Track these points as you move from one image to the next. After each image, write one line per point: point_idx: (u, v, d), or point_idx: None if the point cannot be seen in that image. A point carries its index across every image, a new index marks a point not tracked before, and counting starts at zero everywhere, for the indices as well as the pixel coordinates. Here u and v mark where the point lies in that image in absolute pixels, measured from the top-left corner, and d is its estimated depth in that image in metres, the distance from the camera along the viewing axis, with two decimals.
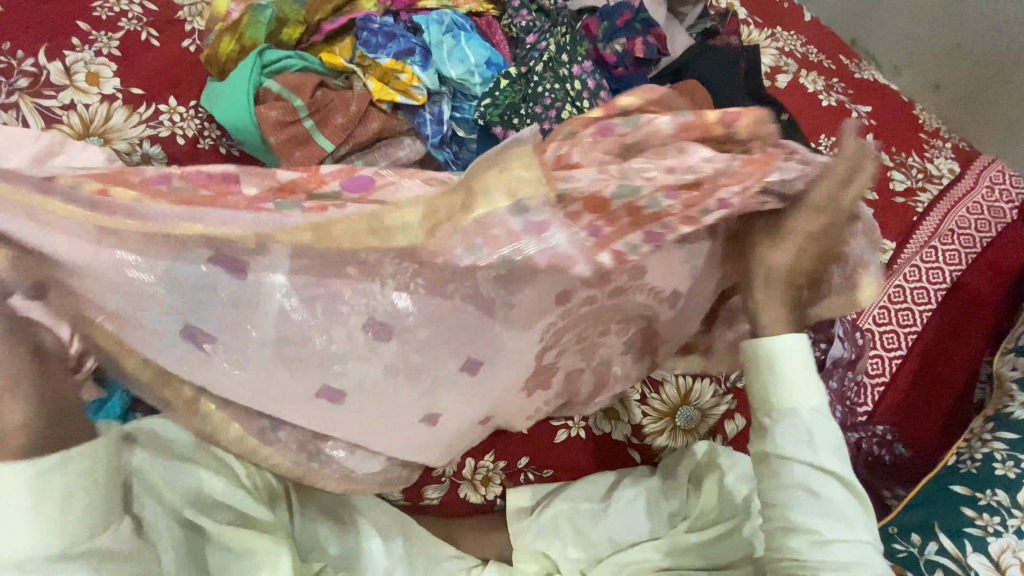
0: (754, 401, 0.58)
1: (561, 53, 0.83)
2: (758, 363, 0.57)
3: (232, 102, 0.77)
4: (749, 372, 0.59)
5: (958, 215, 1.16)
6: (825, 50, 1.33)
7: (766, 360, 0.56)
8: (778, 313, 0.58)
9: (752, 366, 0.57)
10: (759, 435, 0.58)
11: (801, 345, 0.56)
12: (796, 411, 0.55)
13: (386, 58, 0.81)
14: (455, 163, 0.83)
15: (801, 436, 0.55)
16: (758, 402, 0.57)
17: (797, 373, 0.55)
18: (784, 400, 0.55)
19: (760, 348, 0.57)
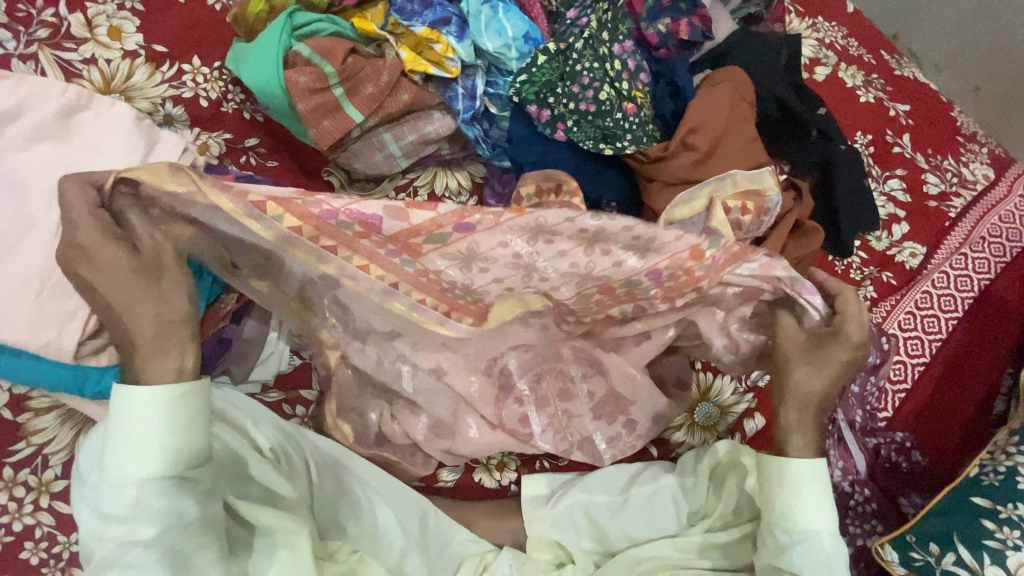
0: (770, 515, 0.58)
1: (603, 31, 0.80)
2: (777, 477, 0.58)
3: (261, 64, 0.74)
4: (766, 481, 0.59)
5: (991, 223, 1.13)
6: (867, 44, 1.28)
7: (790, 476, 0.58)
8: (805, 428, 0.59)
9: (770, 479, 0.58)
10: (769, 551, 0.59)
11: (818, 466, 0.58)
12: (819, 534, 0.55)
13: (421, 26, 0.78)
14: (484, 141, 0.84)
15: (815, 560, 0.56)
16: (774, 517, 0.58)
17: (820, 493, 0.56)
18: (805, 521, 0.56)
19: (780, 462, 0.58)
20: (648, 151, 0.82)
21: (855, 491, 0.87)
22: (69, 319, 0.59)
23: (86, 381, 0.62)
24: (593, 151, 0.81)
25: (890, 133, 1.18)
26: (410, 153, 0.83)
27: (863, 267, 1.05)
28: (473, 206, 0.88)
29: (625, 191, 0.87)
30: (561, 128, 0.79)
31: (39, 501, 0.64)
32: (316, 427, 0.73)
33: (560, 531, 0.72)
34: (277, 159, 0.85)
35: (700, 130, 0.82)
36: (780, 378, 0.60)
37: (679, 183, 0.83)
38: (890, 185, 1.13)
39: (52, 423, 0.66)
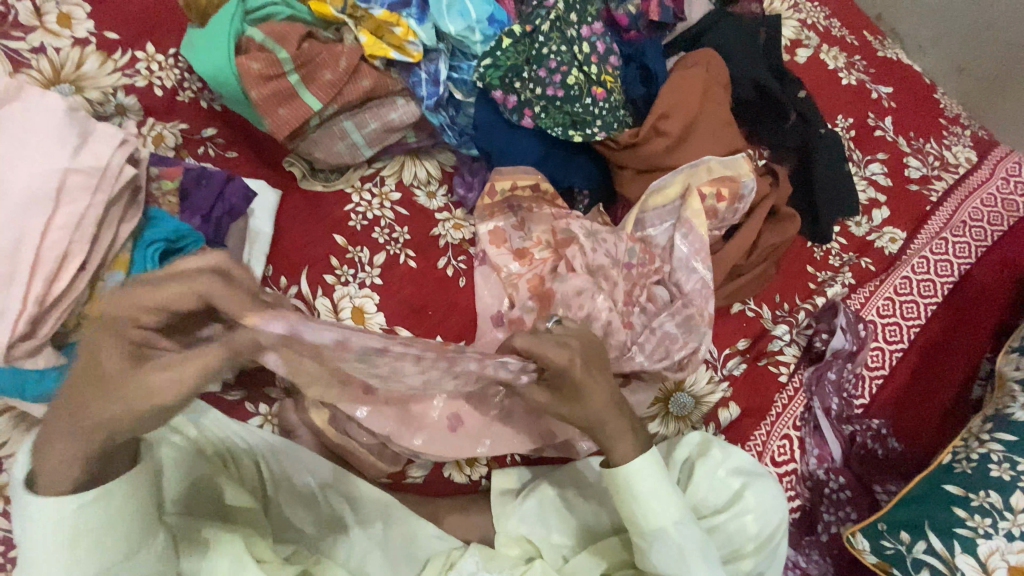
0: (626, 524, 0.63)
1: (570, 13, 0.77)
2: (617, 489, 0.62)
3: (212, 49, 0.70)
4: (613, 494, 0.63)
5: (972, 206, 1.12)
6: (849, 25, 1.25)
7: (626, 485, 0.61)
8: (624, 432, 0.62)
9: (615, 495, 0.62)
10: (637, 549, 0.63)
11: (648, 465, 0.61)
12: (660, 530, 0.60)
13: (380, 9, 0.75)
14: (450, 129, 0.81)
15: (665, 552, 0.61)
16: (628, 524, 0.63)
17: (653, 492, 0.61)
18: (646, 521, 0.61)
19: (613, 474, 0.62)
20: (618, 138, 0.79)
21: (829, 479, 0.87)
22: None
23: (25, 384, 0.57)
24: (562, 138, 0.79)
25: (871, 116, 1.16)
26: (374, 142, 0.80)
27: (843, 253, 1.04)
28: (442, 195, 0.85)
29: (598, 178, 0.85)
30: (528, 115, 0.77)
31: None
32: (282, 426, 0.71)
33: (532, 525, 0.71)
34: (237, 150, 0.82)
35: (672, 114, 0.79)
36: (586, 407, 0.60)
37: (652, 169, 0.81)
38: (870, 169, 1.11)
39: (3, 426, 0.64)
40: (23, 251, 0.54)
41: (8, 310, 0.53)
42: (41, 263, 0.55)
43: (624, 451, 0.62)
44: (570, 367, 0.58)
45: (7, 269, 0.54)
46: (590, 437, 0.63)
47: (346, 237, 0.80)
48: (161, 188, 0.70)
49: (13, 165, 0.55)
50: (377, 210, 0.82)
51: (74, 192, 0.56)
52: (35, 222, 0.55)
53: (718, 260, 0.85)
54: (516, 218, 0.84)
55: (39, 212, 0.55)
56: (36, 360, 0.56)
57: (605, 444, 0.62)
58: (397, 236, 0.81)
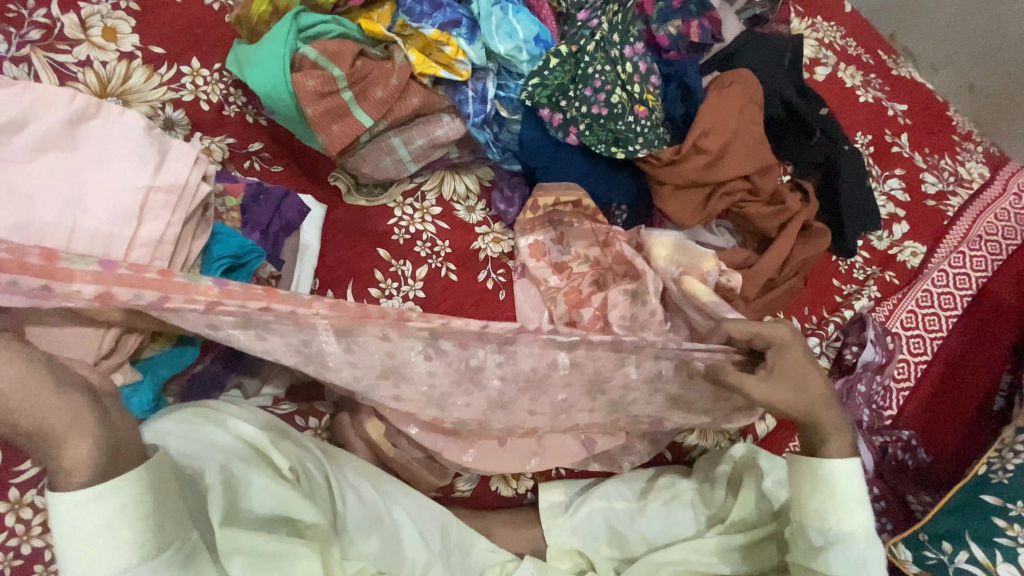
0: (800, 518, 0.60)
1: (614, 33, 0.79)
2: (808, 480, 0.60)
3: (267, 67, 0.72)
4: (797, 486, 0.61)
5: (988, 221, 1.14)
6: (864, 44, 1.29)
7: (824, 480, 0.59)
8: (840, 429, 0.61)
9: (800, 482, 0.60)
10: (803, 535, 0.61)
11: (852, 464, 0.59)
12: (847, 535, 0.58)
13: (431, 29, 0.77)
14: (494, 145, 0.82)
15: (844, 556, 0.57)
16: (804, 518, 0.60)
17: (853, 495, 0.58)
18: (835, 519, 0.58)
19: (817, 466, 0.60)
20: (660, 155, 0.81)
21: (864, 490, 0.89)
22: (81, 339, 0.51)
23: None
24: (604, 155, 0.81)
25: (888, 133, 1.19)
26: (419, 157, 0.82)
27: (867, 266, 1.06)
28: (481, 210, 0.87)
29: (635, 194, 0.87)
30: (574, 132, 0.78)
31: (48, 523, 0.62)
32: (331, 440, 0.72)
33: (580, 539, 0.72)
34: (282, 164, 0.83)
35: (710, 132, 0.81)
36: (807, 393, 0.59)
37: (691, 184, 0.83)
38: (889, 184, 1.14)
39: None
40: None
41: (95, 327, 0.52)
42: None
43: (834, 445, 0.60)
44: (793, 342, 0.60)
45: None
46: (802, 424, 0.61)
47: (390, 251, 0.81)
48: (225, 205, 0.70)
49: (97, 182, 0.56)
50: (419, 224, 0.83)
51: (157, 210, 0.57)
52: (121, 239, 0.55)
53: (752, 274, 0.87)
54: (556, 232, 0.85)
55: (125, 230, 0.55)
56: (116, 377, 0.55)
57: (822, 433, 0.60)
58: (439, 250, 0.82)
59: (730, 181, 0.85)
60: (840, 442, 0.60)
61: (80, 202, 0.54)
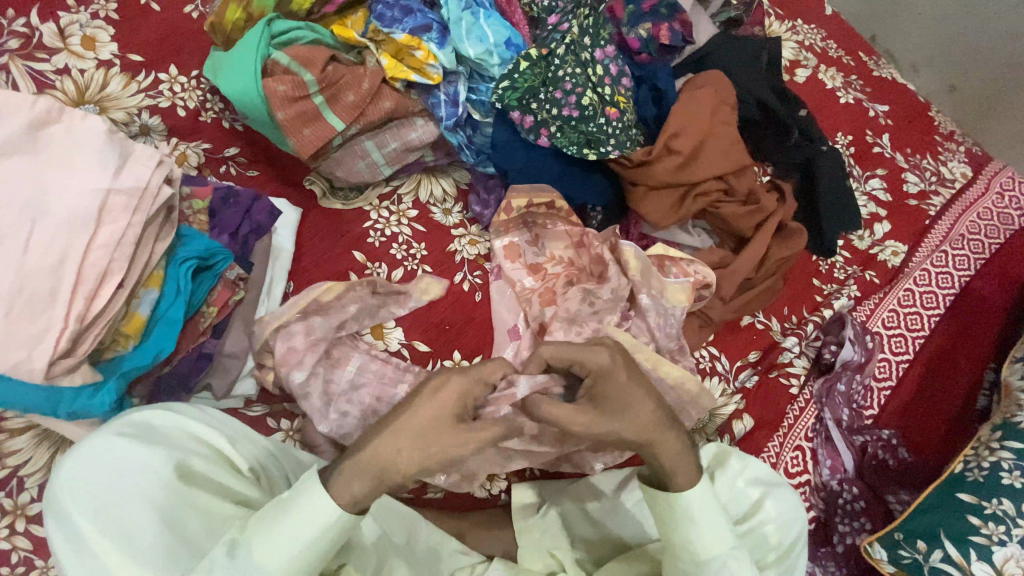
0: (673, 549, 0.60)
1: (584, 36, 0.80)
2: (667, 509, 0.59)
3: (239, 72, 0.73)
4: (665, 520, 0.60)
5: (969, 220, 1.15)
6: (845, 45, 1.30)
7: (679, 510, 0.59)
8: (683, 461, 0.59)
9: (664, 513, 0.60)
10: (673, 553, 0.60)
11: (704, 492, 0.59)
12: (704, 562, 0.57)
13: (401, 34, 0.78)
14: (468, 148, 0.83)
15: None
16: (677, 550, 0.59)
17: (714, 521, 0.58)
18: (702, 549, 0.58)
19: (669, 495, 0.59)
20: (632, 156, 0.82)
21: (842, 490, 0.88)
22: (38, 339, 0.54)
23: (60, 401, 0.57)
24: (577, 157, 0.81)
25: (869, 133, 1.19)
26: (393, 161, 0.82)
27: (847, 266, 1.06)
28: (458, 212, 0.87)
29: (610, 195, 0.88)
30: (545, 134, 0.79)
31: (15, 526, 0.61)
32: (303, 442, 0.72)
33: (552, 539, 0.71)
34: (258, 168, 0.84)
35: (682, 132, 0.82)
36: (630, 420, 0.58)
37: (665, 185, 0.83)
38: (870, 184, 1.15)
39: (26, 444, 0.65)
40: (65, 270, 0.55)
41: (51, 328, 0.54)
42: (82, 281, 0.56)
43: (682, 477, 0.59)
44: (613, 367, 0.59)
45: (50, 286, 0.55)
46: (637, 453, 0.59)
47: (365, 254, 0.81)
48: (192, 208, 0.72)
49: (57, 184, 0.57)
50: (395, 227, 0.83)
51: (116, 213, 0.58)
52: (78, 242, 0.56)
53: (728, 274, 0.87)
54: (531, 233, 0.86)
55: (82, 232, 0.56)
56: (74, 377, 0.57)
57: (664, 467, 0.58)
58: (414, 252, 0.83)
59: (704, 181, 0.85)
60: (686, 473, 0.58)
61: (42, 206, 0.56)
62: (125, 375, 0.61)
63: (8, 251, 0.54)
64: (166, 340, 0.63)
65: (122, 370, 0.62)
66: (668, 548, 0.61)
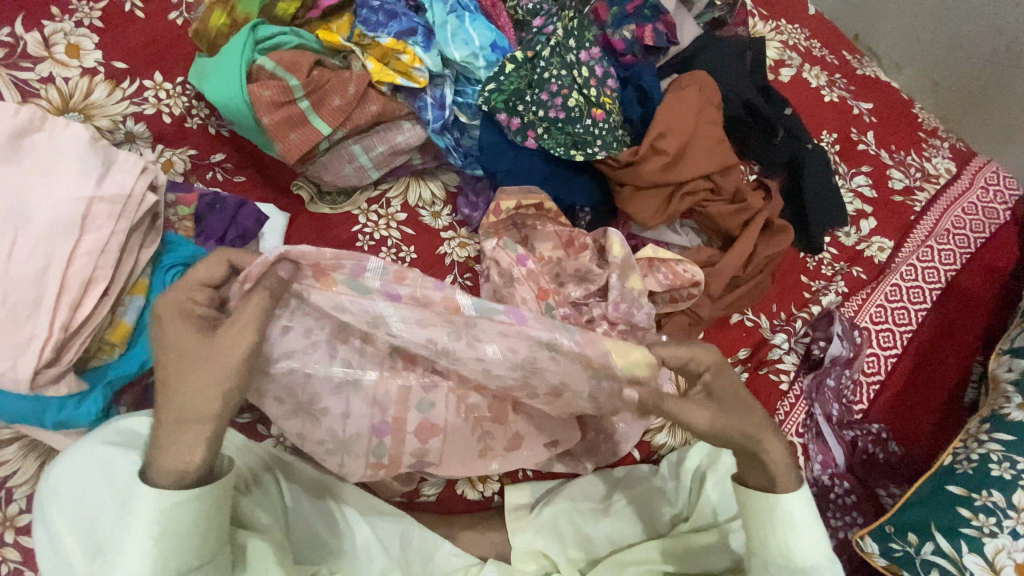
0: (764, 554, 0.56)
1: (569, 38, 0.81)
2: (762, 514, 0.56)
3: (224, 77, 0.72)
4: (755, 524, 0.57)
5: (954, 215, 1.16)
6: (829, 45, 1.31)
7: (782, 514, 0.55)
8: (784, 463, 0.57)
9: (756, 518, 0.56)
10: (760, 556, 0.56)
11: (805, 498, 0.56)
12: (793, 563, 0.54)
13: (386, 37, 0.78)
14: (455, 151, 0.84)
15: None
16: (769, 555, 0.56)
17: (806, 520, 0.55)
18: (799, 554, 0.54)
19: (766, 498, 0.56)
20: (618, 157, 0.82)
21: (834, 484, 0.89)
22: (20, 350, 0.53)
23: (47, 409, 0.58)
24: (564, 158, 0.82)
25: (854, 131, 1.21)
26: (381, 164, 0.82)
27: (835, 262, 1.07)
28: (447, 215, 0.87)
29: (598, 196, 0.88)
30: (532, 136, 0.80)
31: (3, 538, 0.61)
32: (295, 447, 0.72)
33: (546, 540, 0.71)
34: (245, 174, 0.83)
35: (670, 132, 0.82)
36: (747, 418, 0.57)
37: (652, 185, 0.84)
38: (856, 181, 1.16)
39: (13, 455, 0.64)
40: (48, 279, 0.55)
41: (35, 337, 0.54)
42: (66, 290, 0.56)
43: (786, 477, 0.56)
44: (722, 365, 0.61)
45: (33, 295, 0.54)
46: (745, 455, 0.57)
47: (354, 258, 0.81)
48: (177, 214, 0.72)
49: (38, 192, 0.56)
50: (384, 230, 0.83)
51: (100, 220, 0.58)
52: (61, 250, 0.56)
53: (715, 273, 0.88)
54: (520, 234, 0.86)
55: (65, 240, 0.56)
56: (59, 387, 0.56)
57: (770, 468, 0.56)
58: (404, 255, 0.83)
59: (691, 180, 0.86)
60: (792, 475, 0.56)
61: (23, 214, 0.55)
62: (110, 383, 0.61)
63: None
64: (151, 349, 0.63)
65: (108, 378, 0.61)
66: (756, 554, 0.57)
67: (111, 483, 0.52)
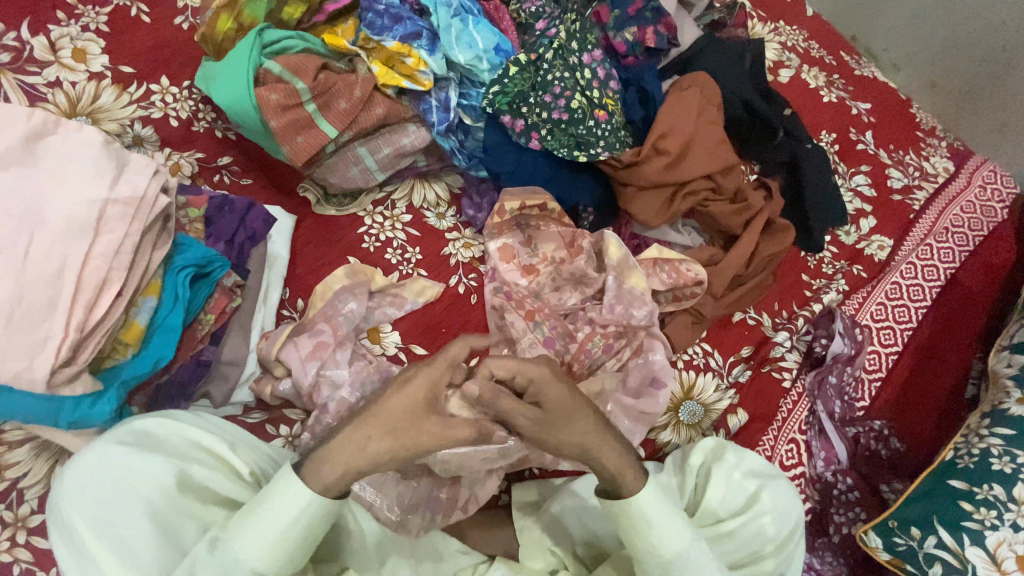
0: (640, 558, 0.60)
1: (572, 41, 0.82)
2: (626, 518, 0.60)
3: (231, 81, 0.73)
4: (625, 528, 0.61)
5: (953, 213, 1.17)
6: (827, 46, 1.32)
7: (634, 514, 0.60)
8: (622, 462, 0.61)
9: (625, 524, 0.60)
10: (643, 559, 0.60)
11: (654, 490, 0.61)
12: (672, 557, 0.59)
13: (391, 41, 0.79)
14: (460, 152, 0.84)
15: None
16: (643, 558, 0.60)
17: (666, 513, 0.60)
18: (665, 549, 0.59)
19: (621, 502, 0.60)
20: (621, 157, 0.83)
21: (837, 481, 0.90)
22: (36, 352, 0.54)
23: (62, 409, 0.58)
24: (568, 159, 0.83)
25: (852, 130, 1.22)
26: (386, 166, 0.83)
27: (835, 261, 1.08)
28: (451, 216, 0.88)
29: (600, 196, 0.89)
30: (536, 137, 0.81)
31: (15, 538, 0.61)
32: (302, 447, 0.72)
33: (553, 539, 0.72)
34: (251, 177, 0.84)
35: (672, 133, 0.84)
36: (566, 431, 0.60)
37: (654, 186, 0.85)
38: (855, 180, 1.17)
39: (25, 456, 0.65)
40: (64, 280, 0.56)
41: (51, 337, 0.55)
42: (81, 291, 0.57)
43: (631, 479, 0.61)
44: (551, 380, 0.61)
45: (49, 296, 0.55)
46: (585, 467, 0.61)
47: (360, 259, 0.82)
48: (188, 217, 0.73)
49: (53, 195, 0.57)
50: (389, 232, 0.84)
51: (114, 222, 0.59)
52: (75, 251, 0.56)
53: (717, 271, 0.89)
54: (524, 235, 0.87)
55: (79, 242, 0.57)
56: (75, 387, 0.57)
57: (611, 476, 0.60)
58: (409, 256, 0.83)
59: (692, 180, 0.87)
60: (630, 474, 0.60)
61: (39, 216, 0.56)
62: (124, 383, 0.62)
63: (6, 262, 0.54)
64: (165, 347, 0.64)
65: (122, 377, 0.62)
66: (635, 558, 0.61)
67: (133, 487, 0.53)
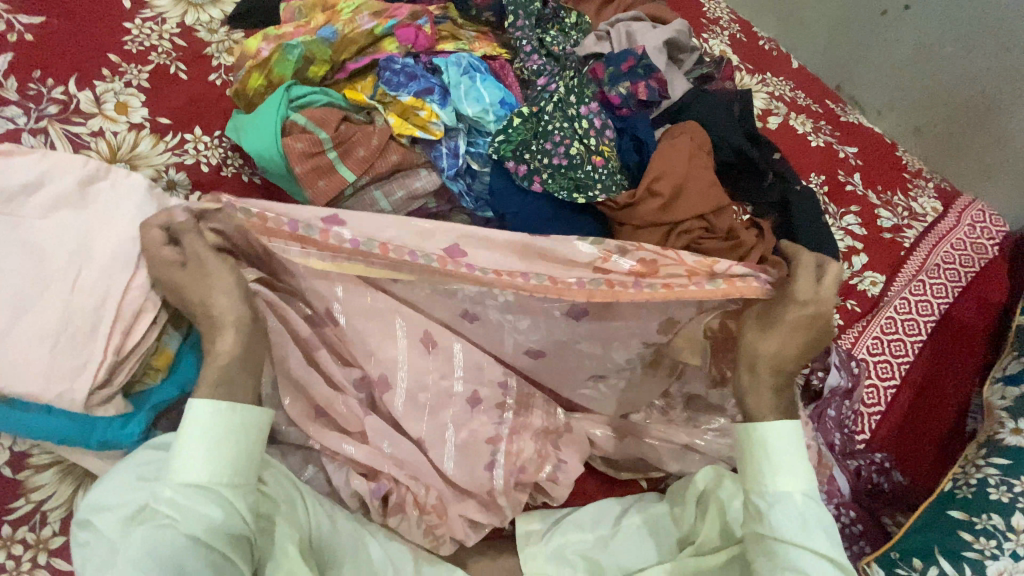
0: (745, 478, 0.66)
1: (570, 95, 0.90)
2: (750, 446, 0.66)
3: (262, 131, 0.81)
4: (743, 452, 0.67)
5: (943, 250, 1.21)
6: (813, 94, 1.41)
7: (757, 443, 0.66)
8: (760, 394, 0.68)
9: (745, 449, 0.67)
10: (752, 515, 0.65)
11: (795, 428, 0.65)
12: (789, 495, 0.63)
13: (407, 96, 0.87)
14: (467, 195, 0.91)
15: (791, 516, 0.62)
16: (749, 480, 0.66)
17: (786, 455, 0.64)
18: (774, 482, 0.64)
19: (752, 430, 0.66)
20: (617, 199, 0.89)
21: (841, 514, 0.89)
22: (78, 373, 0.60)
23: (91, 430, 0.64)
24: (567, 201, 0.88)
25: (841, 172, 1.28)
26: (399, 208, 0.89)
27: None
28: None
29: (600, 235, 0.93)
30: (537, 181, 0.87)
31: (37, 559, 0.65)
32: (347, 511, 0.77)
33: None
34: None
35: (798, 365, 0.70)
36: (761, 340, 0.69)
37: (648, 227, 0.90)
38: (846, 220, 1.22)
39: (50, 479, 0.68)
40: (106, 309, 0.62)
41: (92, 360, 0.61)
42: (120, 318, 0.63)
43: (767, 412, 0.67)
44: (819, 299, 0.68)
45: (91, 323, 0.61)
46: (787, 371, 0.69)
47: None
48: None
49: (99, 233, 0.64)
50: None
51: None
52: (119, 283, 0.63)
53: None
54: None
55: (122, 273, 0.63)
56: (109, 407, 0.64)
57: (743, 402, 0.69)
58: None
59: (687, 220, 0.92)
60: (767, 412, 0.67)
61: (87, 251, 0.63)
62: (154, 407, 0.68)
63: (58, 290, 0.61)
64: (191, 372, 0.70)
65: (151, 401, 0.68)
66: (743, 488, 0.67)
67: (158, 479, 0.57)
